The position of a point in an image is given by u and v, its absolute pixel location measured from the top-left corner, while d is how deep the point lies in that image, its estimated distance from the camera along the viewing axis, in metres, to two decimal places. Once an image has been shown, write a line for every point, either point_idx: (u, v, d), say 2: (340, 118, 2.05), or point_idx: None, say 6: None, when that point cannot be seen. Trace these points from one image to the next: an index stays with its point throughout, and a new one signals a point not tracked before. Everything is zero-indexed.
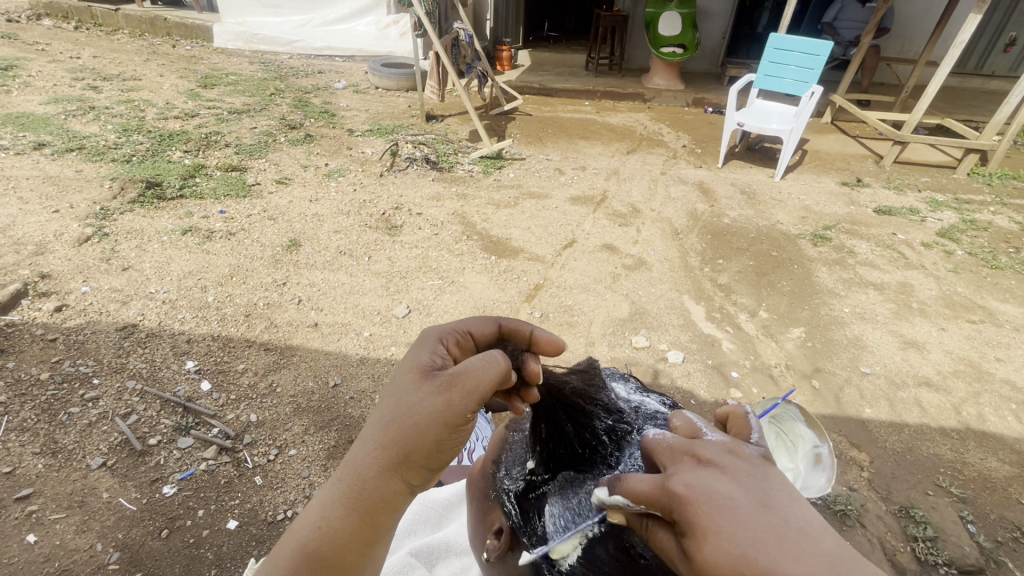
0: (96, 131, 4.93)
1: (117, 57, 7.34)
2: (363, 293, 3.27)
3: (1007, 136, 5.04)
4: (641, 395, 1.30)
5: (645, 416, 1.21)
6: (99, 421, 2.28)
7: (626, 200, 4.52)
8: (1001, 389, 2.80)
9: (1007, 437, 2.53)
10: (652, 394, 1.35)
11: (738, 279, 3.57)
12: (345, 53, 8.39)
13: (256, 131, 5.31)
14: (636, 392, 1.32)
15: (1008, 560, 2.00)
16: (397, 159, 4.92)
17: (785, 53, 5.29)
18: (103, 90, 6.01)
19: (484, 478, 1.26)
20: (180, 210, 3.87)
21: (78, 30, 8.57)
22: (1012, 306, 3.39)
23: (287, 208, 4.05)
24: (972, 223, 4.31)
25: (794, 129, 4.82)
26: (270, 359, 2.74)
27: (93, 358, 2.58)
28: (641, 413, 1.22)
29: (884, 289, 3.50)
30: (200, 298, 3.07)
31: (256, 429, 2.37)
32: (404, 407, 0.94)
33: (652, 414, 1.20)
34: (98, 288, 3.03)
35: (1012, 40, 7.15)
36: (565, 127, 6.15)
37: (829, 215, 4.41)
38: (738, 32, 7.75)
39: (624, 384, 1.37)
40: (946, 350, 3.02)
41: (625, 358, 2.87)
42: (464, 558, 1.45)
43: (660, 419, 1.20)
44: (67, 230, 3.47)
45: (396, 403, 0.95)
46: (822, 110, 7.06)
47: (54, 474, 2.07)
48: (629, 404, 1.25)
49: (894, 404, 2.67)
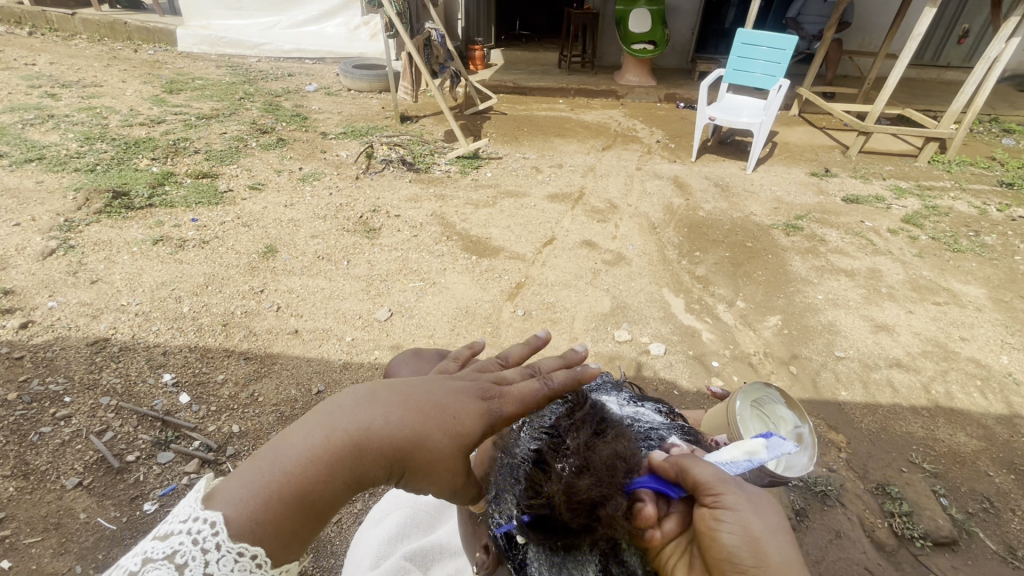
0: (56, 140, 4.76)
1: (75, 63, 7.08)
2: (343, 297, 3.23)
3: (965, 124, 5.21)
4: (634, 407, 1.23)
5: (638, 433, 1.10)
6: (73, 439, 2.21)
7: (603, 195, 4.56)
8: (967, 366, 2.92)
9: (974, 413, 2.64)
10: (646, 402, 1.31)
11: (715, 270, 3.63)
12: (315, 55, 8.23)
13: (226, 136, 5.19)
14: (630, 403, 1.25)
15: (978, 529, 2.09)
16: (373, 161, 4.87)
17: (752, 47, 5.41)
18: (62, 98, 5.80)
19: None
20: (149, 219, 3.77)
21: (33, 35, 8.24)
22: (974, 288, 3.53)
23: (261, 214, 3.97)
24: (934, 209, 4.47)
25: (764, 123, 4.93)
26: (249, 368, 2.69)
27: (64, 375, 2.49)
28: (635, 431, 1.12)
29: (855, 275, 3.60)
30: (175, 309, 3.00)
31: (238, 440, 2.33)
32: (447, 415, 0.79)
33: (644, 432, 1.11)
34: (65, 302, 2.93)
35: (966, 32, 7.45)
36: (540, 126, 6.17)
37: (800, 205, 4.52)
38: (707, 28, 7.89)
39: (614, 395, 1.29)
40: (914, 332, 3.13)
41: (608, 352, 2.90)
42: (459, 559, 1.26)
43: (652, 438, 1.10)
44: (29, 243, 3.35)
45: (393, 418, 0.75)
46: (789, 103, 7.24)
47: (28, 496, 2.00)
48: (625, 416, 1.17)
49: (867, 386, 2.76)
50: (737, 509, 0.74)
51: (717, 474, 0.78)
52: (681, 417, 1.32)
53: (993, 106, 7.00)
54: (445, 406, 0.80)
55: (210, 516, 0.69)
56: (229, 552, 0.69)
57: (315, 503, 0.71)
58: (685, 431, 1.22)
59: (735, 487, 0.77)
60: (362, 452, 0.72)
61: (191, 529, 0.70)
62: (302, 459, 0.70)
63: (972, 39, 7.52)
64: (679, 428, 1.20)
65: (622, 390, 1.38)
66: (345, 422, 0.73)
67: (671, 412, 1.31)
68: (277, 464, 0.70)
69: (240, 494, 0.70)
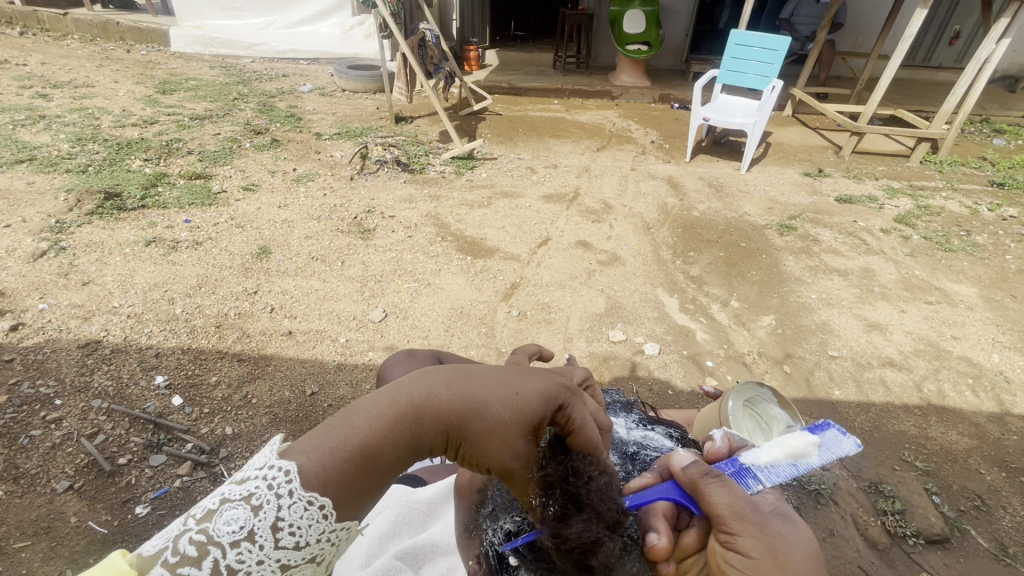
0: (47, 141, 4.72)
1: (66, 64, 7.04)
2: (337, 298, 3.22)
3: (956, 124, 5.25)
4: (642, 431, 1.27)
5: (636, 461, 1.15)
6: (63, 442, 2.20)
7: (598, 196, 4.57)
8: (958, 365, 2.94)
9: (966, 411, 2.66)
10: (657, 425, 1.34)
11: (709, 270, 3.64)
12: (309, 56, 8.20)
13: (220, 137, 5.17)
14: (637, 427, 1.30)
15: (970, 527, 2.11)
16: (367, 162, 4.86)
17: (745, 48, 5.43)
18: (54, 98, 5.76)
19: (475, 497, 1.18)
20: (142, 220, 3.75)
21: (24, 36, 8.19)
22: (965, 287, 3.55)
23: (255, 215, 3.96)
24: (926, 209, 4.50)
25: (758, 123, 4.94)
26: (243, 370, 2.68)
27: (54, 378, 2.47)
28: (637, 460, 1.16)
29: (848, 275, 3.62)
30: (168, 310, 2.99)
31: (231, 442, 2.32)
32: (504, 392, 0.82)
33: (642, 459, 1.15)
34: (56, 304, 2.91)
35: (957, 33, 7.50)
36: (535, 126, 6.17)
37: (794, 205, 4.54)
38: (701, 29, 7.92)
39: (624, 417, 1.34)
40: (907, 331, 3.15)
41: (603, 352, 2.91)
42: (451, 558, 1.28)
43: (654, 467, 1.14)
44: (20, 245, 3.32)
45: (452, 386, 0.81)
46: (783, 104, 7.27)
47: (17, 500, 1.98)
48: (628, 441, 1.22)
49: (861, 385, 2.78)
50: (752, 546, 0.80)
51: (734, 505, 0.82)
52: (696, 443, 1.33)
53: (985, 107, 7.05)
54: (505, 382, 0.83)
55: (285, 465, 0.76)
56: (300, 500, 0.76)
57: (378, 460, 0.78)
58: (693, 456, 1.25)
59: (754, 520, 0.81)
60: (423, 414, 0.79)
61: (267, 475, 0.77)
62: (371, 418, 0.77)
63: (963, 40, 7.58)
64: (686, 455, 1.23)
65: (634, 411, 1.43)
66: (411, 389, 0.80)
67: (681, 435, 1.33)
68: (348, 422, 0.78)
69: (315, 447, 0.77)
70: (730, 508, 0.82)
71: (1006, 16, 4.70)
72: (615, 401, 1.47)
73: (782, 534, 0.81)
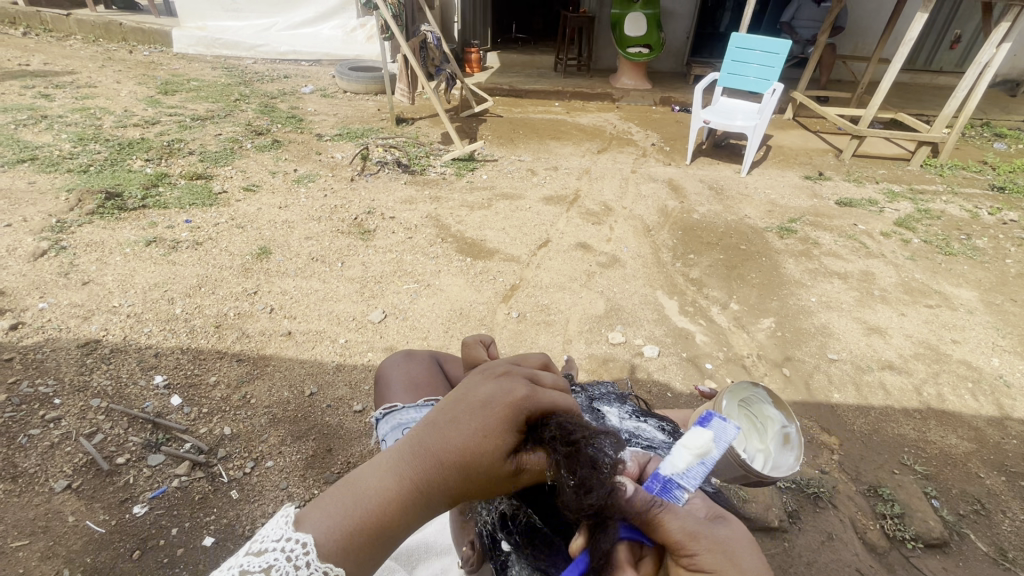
0: (49, 141, 4.74)
1: (69, 64, 7.06)
2: (337, 299, 3.23)
3: (957, 128, 5.25)
4: (634, 422, 1.26)
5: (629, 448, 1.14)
6: (62, 442, 2.20)
7: (598, 198, 4.57)
8: (958, 368, 2.93)
9: (965, 415, 2.65)
10: (649, 418, 1.32)
11: (709, 273, 3.64)
12: (311, 57, 8.20)
13: (221, 138, 5.18)
14: (630, 418, 1.29)
15: (969, 531, 2.10)
16: (368, 163, 4.86)
17: (746, 51, 5.43)
18: (56, 98, 5.78)
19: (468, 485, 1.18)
20: (143, 220, 3.75)
21: (27, 36, 8.22)
22: (966, 290, 3.55)
23: (255, 216, 3.97)
24: (926, 212, 4.50)
25: (758, 126, 4.94)
26: (242, 370, 2.68)
27: (53, 377, 2.47)
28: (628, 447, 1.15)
29: (847, 278, 3.62)
30: (167, 310, 2.99)
31: (230, 442, 2.31)
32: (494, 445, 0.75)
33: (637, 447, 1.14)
34: (56, 304, 2.91)
35: (958, 37, 7.51)
36: (536, 128, 6.18)
37: (794, 208, 4.54)
38: (702, 32, 7.92)
39: (615, 408, 1.32)
40: (906, 334, 3.15)
41: (602, 354, 2.90)
42: (445, 559, 1.25)
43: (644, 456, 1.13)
44: (20, 244, 3.32)
45: (444, 455, 0.75)
46: (784, 107, 7.28)
47: (15, 500, 1.98)
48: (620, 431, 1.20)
49: (860, 388, 2.78)
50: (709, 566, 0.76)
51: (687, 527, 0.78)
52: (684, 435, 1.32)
53: (985, 111, 7.06)
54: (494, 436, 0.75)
55: (301, 536, 0.73)
56: (316, 572, 0.71)
57: (395, 528, 0.76)
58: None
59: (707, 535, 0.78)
60: (429, 490, 0.76)
61: (285, 547, 0.73)
62: (380, 484, 0.76)
63: (964, 44, 7.59)
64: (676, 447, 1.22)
65: (626, 402, 1.41)
66: (409, 467, 0.76)
67: (672, 429, 1.31)
68: (361, 509, 0.75)
69: (326, 517, 0.74)
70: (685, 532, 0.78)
71: (1007, 20, 4.70)
72: (608, 392, 1.45)
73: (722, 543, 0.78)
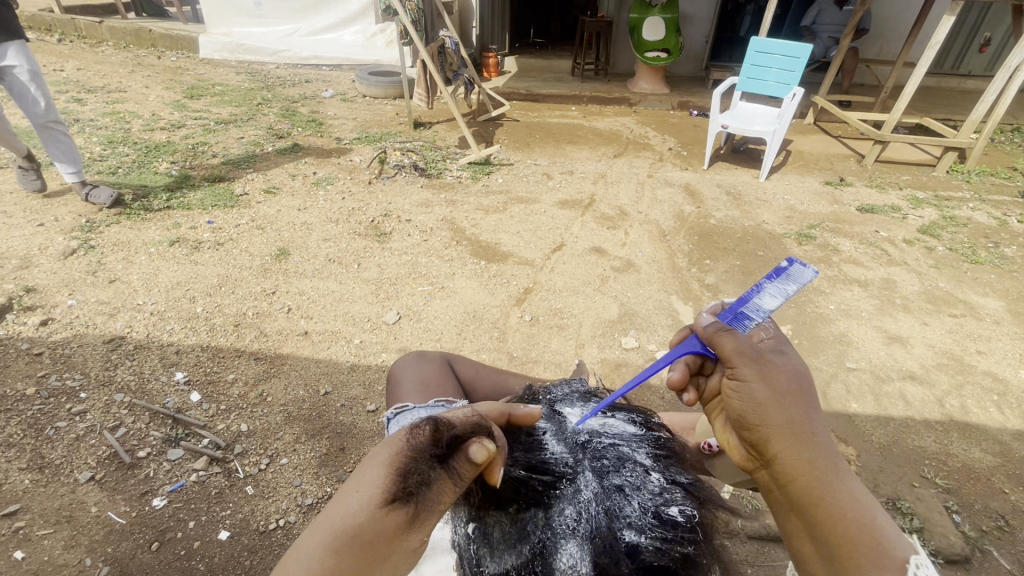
0: (80, 143, 4.91)
1: (101, 69, 7.33)
2: (353, 300, 3.27)
3: (985, 134, 5.09)
4: (602, 418, 1.05)
5: (591, 450, 0.95)
6: (87, 434, 2.26)
7: (613, 203, 4.56)
8: (983, 381, 2.85)
9: (990, 428, 2.58)
10: (619, 410, 1.12)
11: (724, 279, 3.61)
12: (331, 62, 8.35)
13: (244, 141, 5.31)
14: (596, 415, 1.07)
15: (993, 548, 2.03)
16: (385, 167, 4.93)
17: (765, 56, 5.36)
18: (88, 102, 5.99)
19: None
20: (167, 221, 3.86)
21: (62, 42, 8.53)
22: (993, 300, 3.46)
23: (275, 217, 4.05)
24: (952, 219, 4.39)
25: (777, 130, 4.87)
26: (259, 368, 2.73)
27: (80, 372, 2.55)
28: (588, 451, 0.95)
29: (868, 286, 3.55)
30: (188, 309, 3.06)
31: (246, 439, 2.36)
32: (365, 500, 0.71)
33: (597, 449, 0.95)
34: (84, 301, 3.01)
35: (987, 41, 7.33)
36: (552, 133, 6.18)
37: (814, 214, 4.47)
38: (721, 36, 7.88)
39: (580, 407, 1.11)
40: (928, 344, 3.08)
41: (615, 358, 2.90)
42: None
43: (606, 458, 0.94)
44: (52, 243, 3.45)
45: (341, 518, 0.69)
46: (804, 112, 7.17)
47: (41, 489, 2.05)
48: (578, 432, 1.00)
49: (880, 398, 2.72)
50: (895, 537, 0.74)
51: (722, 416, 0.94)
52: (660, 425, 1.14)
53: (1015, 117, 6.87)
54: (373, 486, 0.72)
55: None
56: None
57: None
58: (659, 441, 1.05)
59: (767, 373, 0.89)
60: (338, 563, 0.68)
61: None
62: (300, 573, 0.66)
63: (993, 48, 7.40)
64: (652, 441, 1.04)
65: (592, 398, 1.18)
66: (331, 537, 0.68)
67: (649, 420, 1.12)
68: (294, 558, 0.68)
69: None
70: (830, 450, 0.82)
71: None
72: (573, 390, 1.21)
73: (786, 361, 0.88)
